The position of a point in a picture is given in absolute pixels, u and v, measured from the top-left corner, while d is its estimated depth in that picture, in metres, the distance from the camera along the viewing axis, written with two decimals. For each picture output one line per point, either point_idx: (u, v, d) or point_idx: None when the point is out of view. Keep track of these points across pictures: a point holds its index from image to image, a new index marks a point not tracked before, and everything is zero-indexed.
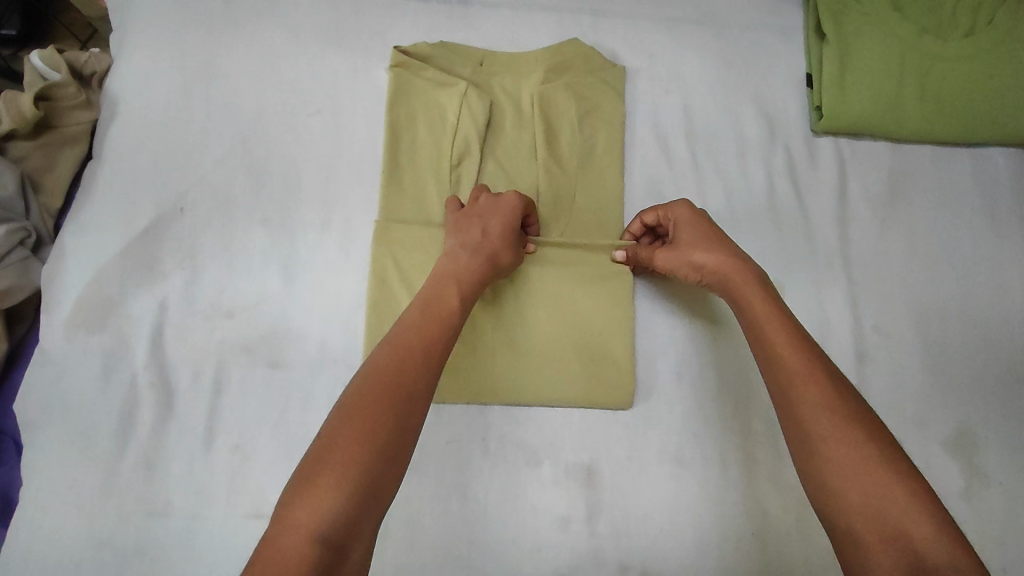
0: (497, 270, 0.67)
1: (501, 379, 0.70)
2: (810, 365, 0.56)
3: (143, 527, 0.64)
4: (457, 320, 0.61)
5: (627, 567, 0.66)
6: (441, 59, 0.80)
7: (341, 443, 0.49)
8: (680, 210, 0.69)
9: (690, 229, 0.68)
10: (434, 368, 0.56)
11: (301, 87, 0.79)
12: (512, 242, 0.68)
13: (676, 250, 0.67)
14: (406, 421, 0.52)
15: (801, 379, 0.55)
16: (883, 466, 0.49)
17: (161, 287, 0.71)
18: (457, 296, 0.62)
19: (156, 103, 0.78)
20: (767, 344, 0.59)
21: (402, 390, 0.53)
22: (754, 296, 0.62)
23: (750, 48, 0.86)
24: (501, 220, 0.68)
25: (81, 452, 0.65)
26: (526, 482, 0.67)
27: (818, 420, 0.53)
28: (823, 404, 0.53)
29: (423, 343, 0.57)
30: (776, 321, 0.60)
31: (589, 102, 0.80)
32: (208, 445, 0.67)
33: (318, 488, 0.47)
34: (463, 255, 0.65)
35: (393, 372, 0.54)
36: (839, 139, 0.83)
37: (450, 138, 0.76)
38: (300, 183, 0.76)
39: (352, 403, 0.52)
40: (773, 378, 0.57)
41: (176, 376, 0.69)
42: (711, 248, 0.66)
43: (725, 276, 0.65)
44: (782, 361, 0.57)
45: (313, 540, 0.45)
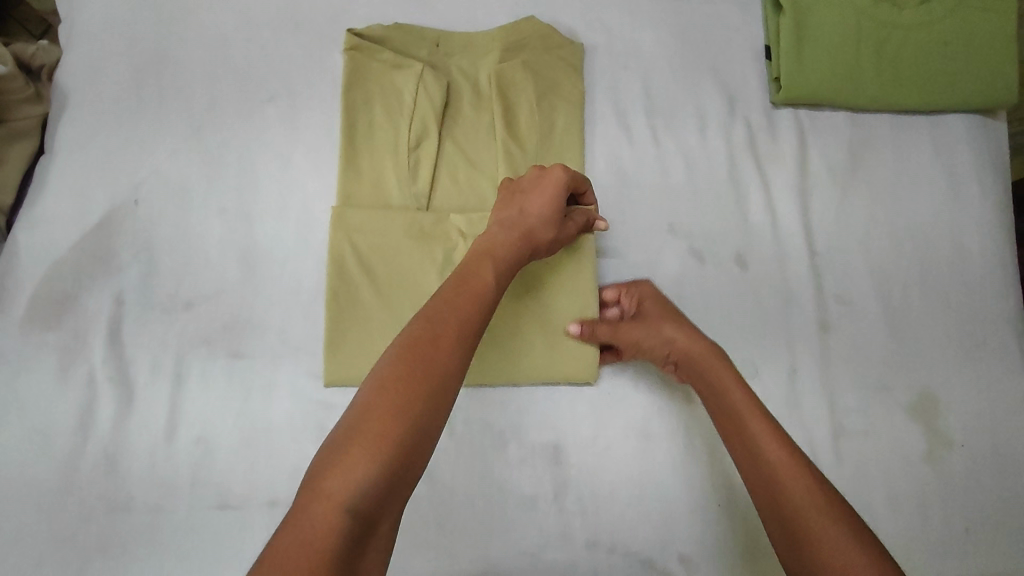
0: (533, 244, 0.65)
1: None
2: (796, 466, 0.54)
3: (106, 523, 0.63)
4: (492, 294, 0.58)
5: (595, 543, 0.66)
6: (396, 41, 0.78)
7: (375, 413, 0.47)
8: (644, 287, 0.71)
9: (656, 307, 0.68)
10: (468, 341, 0.54)
11: (255, 75, 0.78)
12: (553, 219, 0.66)
13: (645, 324, 0.67)
14: (440, 398, 0.50)
15: (793, 480, 0.53)
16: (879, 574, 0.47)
17: (118, 281, 0.70)
18: (492, 269, 0.59)
19: (106, 95, 0.76)
20: (749, 442, 0.57)
21: (436, 366, 0.51)
22: (736, 389, 0.61)
23: (708, 22, 0.85)
24: (543, 196, 0.67)
25: (39, 450, 0.64)
26: (493, 463, 0.67)
27: (805, 519, 0.51)
28: (812, 506, 0.51)
29: (457, 315, 0.54)
30: (759, 417, 0.58)
31: (548, 81, 0.79)
32: (170, 438, 0.66)
33: (350, 456, 0.45)
34: (506, 230, 0.64)
35: (426, 345, 0.52)
36: (799, 110, 0.83)
37: (407, 120, 0.76)
38: (257, 171, 0.75)
39: (385, 372, 0.50)
40: (756, 477, 0.56)
41: (135, 370, 0.68)
42: (680, 329, 0.65)
43: (698, 366, 0.64)
44: (770, 461, 0.55)
45: (343, 510, 0.44)
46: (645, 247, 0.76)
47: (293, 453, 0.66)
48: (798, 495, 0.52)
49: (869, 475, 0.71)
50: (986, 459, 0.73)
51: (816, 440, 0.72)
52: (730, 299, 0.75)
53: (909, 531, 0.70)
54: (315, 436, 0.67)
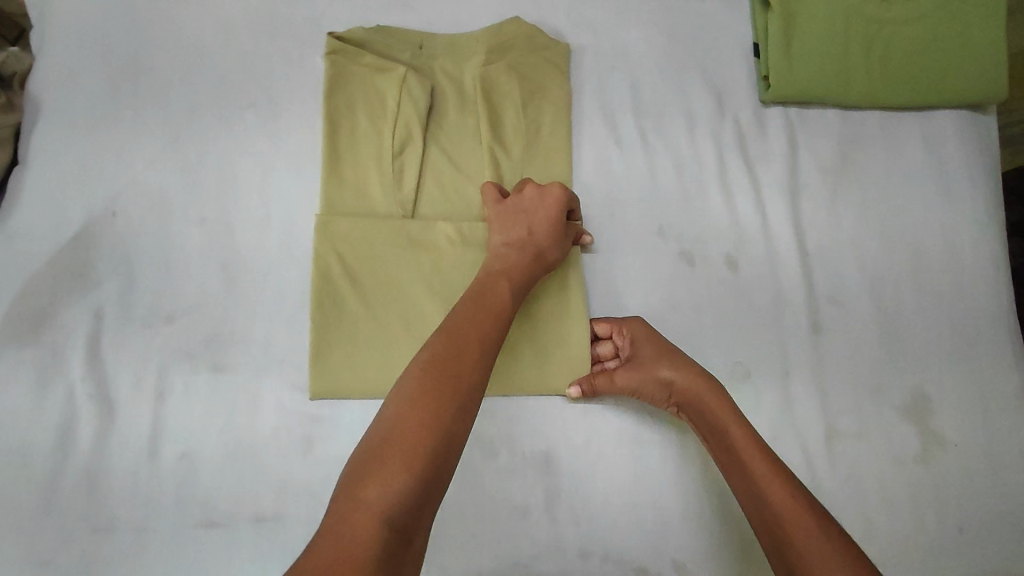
0: (544, 263, 0.67)
1: None
2: (797, 504, 0.55)
3: (88, 544, 0.62)
4: (508, 312, 0.60)
5: (588, 553, 0.66)
6: (378, 44, 0.77)
7: (408, 423, 0.48)
8: (634, 326, 0.69)
9: (649, 346, 0.68)
10: (489, 355, 0.55)
11: (234, 80, 0.76)
12: (560, 238, 0.68)
13: (641, 368, 0.66)
14: (467, 410, 0.51)
15: (798, 524, 0.53)
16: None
17: (96, 295, 0.69)
18: (507, 288, 0.62)
19: (81, 103, 0.74)
20: (750, 482, 0.58)
21: (461, 380, 0.52)
22: (732, 423, 0.62)
23: (696, 20, 0.84)
24: (547, 214, 0.68)
25: (16, 471, 0.63)
26: (483, 474, 0.66)
27: (809, 562, 0.51)
28: (817, 547, 0.52)
29: (478, 331, 0.56)
30: (759, 453, 0.59)
31: (534, 83, 0.78)
32: (153, 455, 0.64)
33: (388, 469, 0.46)
34: (518, 252, 0.66)
35: (452, 360, 0.53)
36: (788, 108, 0.82)
37: (391, 125, 0.74)
38: (237, 180, 0.73)
39: (414, 387, 0.51)
40: (760, 517, 0.56)
41: (115, 386, 0.66)
42: (676, 371, 0.65)
43: (702, 405, 0.64)
44: (772, 503, 0.56)
45: (384, 522, 0.43)
46: (636, 250, 0.75)
47: (278, 468, 0.65)
48: (802, 536, 0.53)
49: (863, 477, 0.71)
50: (978, 457, 0.73)
51: (810, 443, 0.71)
52: (722, 302, 0.74)
53: (904, 533, 0.69)
54: (302, 450, 0.66)
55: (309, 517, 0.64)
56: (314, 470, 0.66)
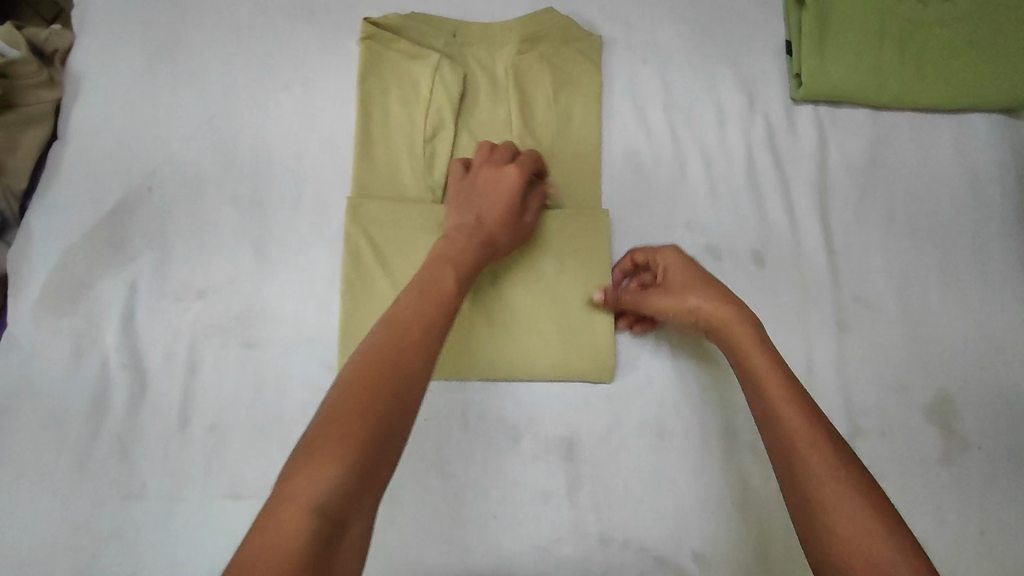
0: (494, 251, 0.65)
1: (477, 355, 0.69)
2: (816, 436, 0.53)
3: (117, 510, 0.63)
4: (456, 297, 0.58)
5: (608, 540, 0.66)
6: (413, 31, 0.78)
7: (341, 410, 0.47)
8: (671, 255, 0.69)
9: (682, 273, 0.67)
10: (433, 343, 0.53)
11: (269, 62, 0.77)
12: (509, 223, 0.67)
13: (673, 294, 0.67)
14: (408, 398, 0.50)
15: (812, 450, 0.52)
16: (892, 547, 0.46)
17: (131, 268, 0.70)
18: (454, 276, 0.59)
19: (121, 81, 0.76)
20: (767, 408, 0.56)
21: (401, 368, 0.50)
22: (753, 349, 0.60)
23: (728, 16, 0.84)
24: (499, 201, 0.67)
25: (51, 436, 0.65)
26: (505, 457, 0.67)
27: (820, 487, 0.50)
28: (829, 475, 0.50)
29: (421, 314, 0.54)
30: (782, 383, 0.57)
31: (565, 74, 0.78)
32: (183, 427, 0.66)
33: (316, 460, 0.44)
34: (466, 230, 0.64)
35: (392, 346, 0.51)
36: (819, 107, 0.82)
37: (423, 111, 0.75)
38: (270, 159, 0.74)
39: (350, 377, 0.49)
40: (775, 439, 0.54)
41: (148, 358, 0.68)
42: (703, 300, 0.65)
43: (732, 344, 0.63)
44: (789, 433, 0.53)
45: (311, 511, 0.42)
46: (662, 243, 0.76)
47: None
48: (818, 466, 0.51)
49: (884, 476, 0.71)
50: (1002, 462, 0.73)
51: None
52: (747, 297, 0.75)
53: (923, 532, 0.69)
54: None
55: None
56: None
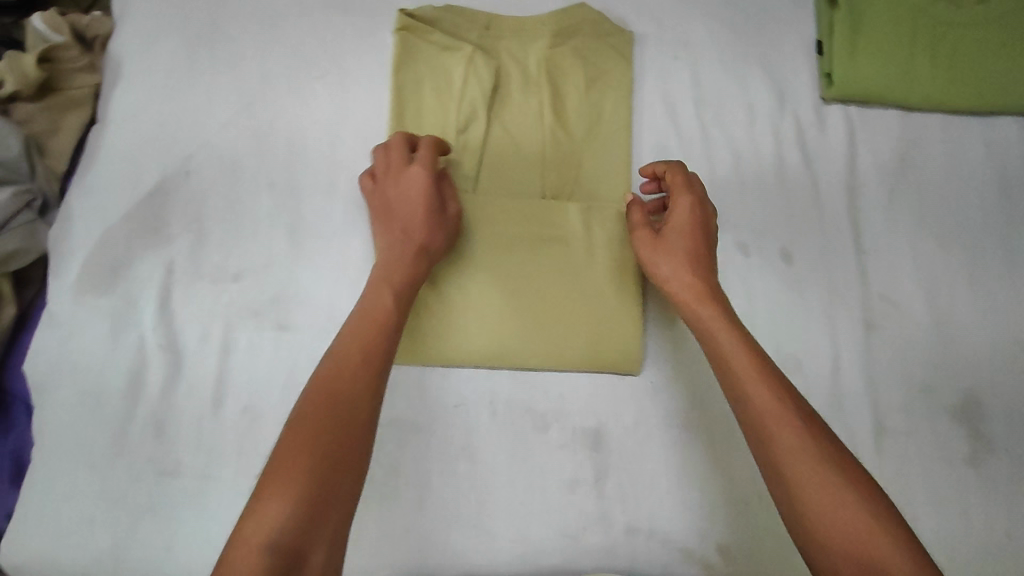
0: (430, 256, 0.65)
1: (449, 340, 0.69)
2: (785, 414, 0.53)
3: (154, 486, 0.65)
4: (396, 317, 0.60)
5: (634, 530, 0.67)
6: (447, 23, 0.79)
7: (285, 451, 0.49)
8: (685, 206, 0.67)
9: (681, 230, 0.66)
10: (373, 367, 0.55)
11: (305, 51, 0.78)
12: (435, 223, 0.66)
13: (659, 245, 0.67)
14: (351, 420, 0.51)
15: (781, 428, 0.52)
16: (863, 510, 0.48)
17: (168, 251, 0.71)
18: (390, 294, 0.61)
19: (161, 66, 0.77)
20: (735, 389, 0.56)
21: (341, 396, 0.52)
22: (719, 332, 0.60)
23: (759, 15, 0.85)
24: (417, 207, 0.66)
25: (91, 412, 0.67)
26: (533, 446, 0.68)
27: (791, 459, 0.51)
28: (803, 453, 0.51)
29: (362, 348, 0.56)
30: (745, 356, 0.57)
31: (597, 68, 0.79)
32: (217, 407, 0.67)
33: (265, 499, 0.46)
34: (397, 249, 0.64)
35: (333, 378, 0.53)
36: (849, 107, 0.82)
37: (457, 102, 0.76)
38: (305, 147, 0.75)
39: (294, 417, 0.51)
40: (746, 421, 0.55)
41: (184, 338, 0.69)
42: (680, 261, 0.65)
43: (695, 316, 0.62)
44: (759, 414, 0.54)
45: (264, 549, 0.44)
46: None
47: None
48: (787, 444, 0.52)
49: (909, 475, 0.71)
50: None
51: (858, 439, 0.71)
52: (773, 294, 0.75)
53: (948, 532, 0.69)
54: None
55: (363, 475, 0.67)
56: None
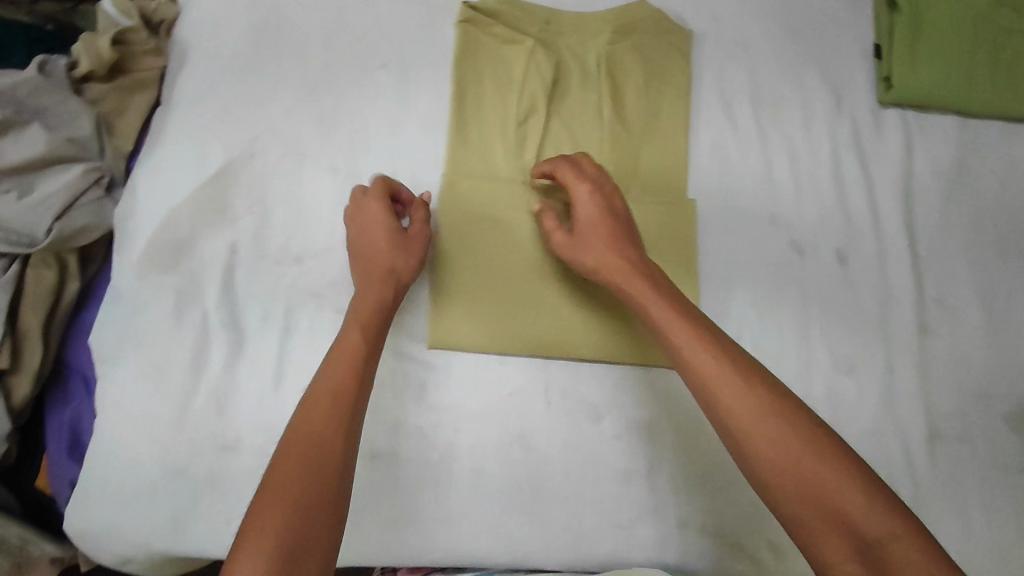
0: (399, 277, 0.65)
1: (451, 325, 0.70)
2: (726, 373, 0.55)
3: (216, 460, 0.67)
4: (367, 353, 0.60)
5: (686, 523, 0.69)
6: (509, 17, 0.80)
7: (259, 506, 0.50)
8: (584, 192, 0.68)
9: (591, 218, 0.67)
10: (344, 407, 0.56)
11: (368, 40, 0.79)
12: (397, 243, 0.66)
13: (576, 242, 0.67)
14: (323, 462, 0.52)
15: (722, 386, 0.55)
16: (813, 457, 0.51)
17: (232, 231, 0.72)
18: (358, 328, 0.61)
19: (226, 49, 0.77)
20: (681, 355, 0.58)
21: (310, 440, 0.53)
22: (656, 302, 0.61)
23: (818, 17, 0.85)
24: (377, 232, 0.67)
25: (154, 386, 0.68)
26: (588, 437, 0.70)
27: (739, 420, 0.53)
28: (747, 407, 0.53)
29: (333, 394, 0.57)
30: (680, 324, 0.59)
31: (656, 65, 0.79)
32: (277, 385, 0.69)
33: (243, 554, 0.47)
34: (364, 281, 0.65)
35: (303, 426, 0.54)
36: (906, 111, 0.82)
37: (517, 94, 0.77)
38: (367, 134, 0.76)
39: (269, 470, 0.52)
40: (693, 385, 0.57)
41: (246, 318, 0.70)
42: (602, 249, 0.66)
43: (627, 293, 0.63)
44: (703, 376, 0.56)
45: None
46: (746, 236, 0.76)
47: (393, 411, 0.69)
48: (734, 403, 0.54)
49: (963, 480, 0.71)
50: None
51: (911, 442, 0.71)
52: (827, 295, 0.75)
53: (1002, 539, 0.69)
54: (416, 394, 0.69)
55: (420, 459, 0.68)
56: (425, 416, 0.69)
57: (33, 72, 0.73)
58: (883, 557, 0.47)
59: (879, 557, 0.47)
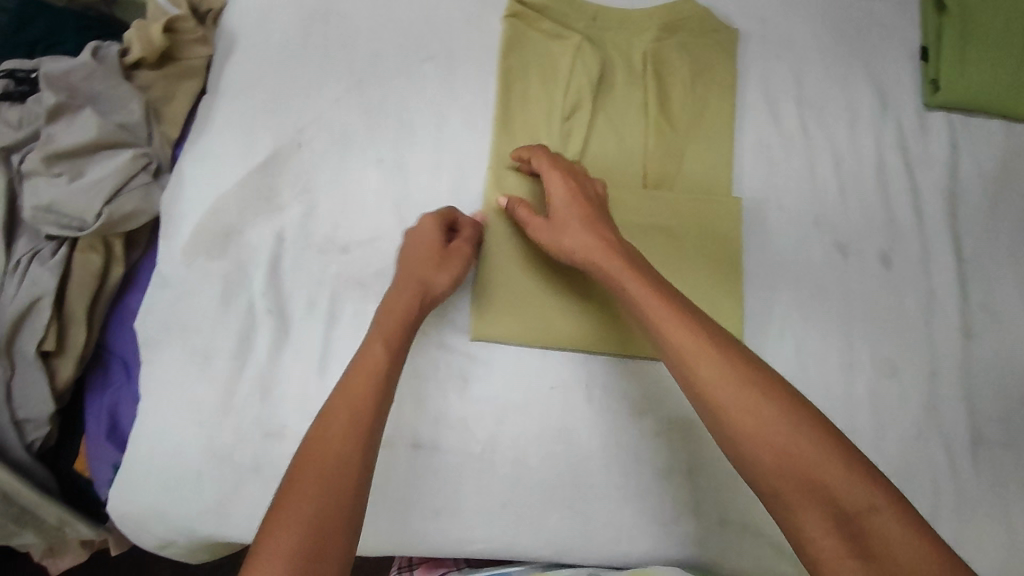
0: (429, 293, 0.66)
1: (499, 321, 0.71)
2: (700, 346, 0.54)
3: (260, 446, 0.67)
4: (388, 372, 0.60)
5: (727, 522, 0.69)
6: (556, 11, 0.80)
7: (273, 525, 0.49)
8: (557, 177, 0.68)
9: (567, 202, 0.67)
10: (363, 426, 0.55)
11: (416, 33, 0.79)
12: (436, 260, 0.67)
13: (549, 228, 0.66)
14: (339, 480, 0.52)
15: (697, 359, 0.54)
16: (791, 428, 0.50)
17: (279, 219, 0.73)
18: (380, 345, 0.61)
19: (276, 39, 0.78)
20: (655, 330, 0.58)
21: (326, 457, 0.53)
22: (631, 277, 0.61)
23: (865, 18, 0.84)
24: (421, 244, 0.68)
25: (201, 371, 0.69)
26: (630, 433, 0.70)
27: (715, 392, 0.52)
28: (721, 380, 0.53)
29: (350, 409, 0.56)
30: (656, 297, 0.59)
31: (702, 63, 0.79)
32: (322, 373, 0.69)
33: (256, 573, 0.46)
34: (398, 292, 0.66)
35: (318, 442, 0.54)
36: (952, 114, 0.82)
37: (563, 89, 0.77)
38: (413, 126, 0.76)
39: (283, 487, 0.51)
40: (668, 359, 0.56)
41: (292, 305, 0.71)
42: (579, 230, 0.65)
43: (604, 268, 0.63)
44: (678, 350, 0.55)
45: None
46: (790, 236, 0.76)
47: (437, 402, 0.70)
48: (708, 375, 0.53)
49: (1006, 485, 0.70)
50: None
51: (953, 446, 0.71)
52: (870, 297, 0.75)
53: None
54: (459, 385, 0.70)
55: (463, 450, 0.69)
56: (468, 407, 0.70)
57: (88, 56, 0.75)
58: (862, 531, 0.46)
59: (859, 529, 0.46)
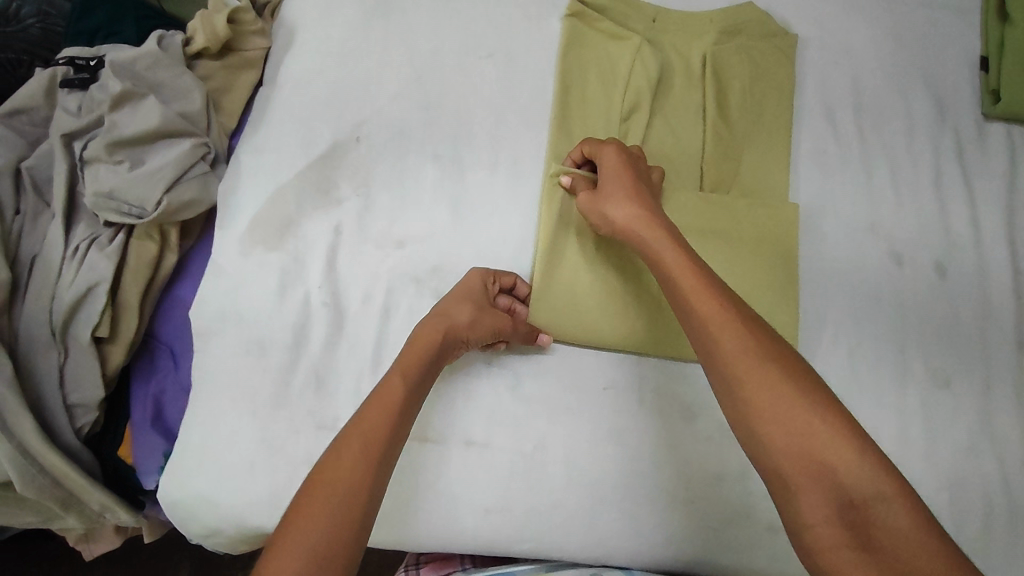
0: (451, 329, 0.64)
1: (556, 318, 0.71)
2: (728, 318, 0.53)
3: (313, 438, 0.67)
4: (409, 406, 0.59)
5: (776, 528, 0.68)
6: (616, 12, 0.80)
7: (277, 550, 0.49)
8: (610, 150, 0.67)
9: (615, 174, 0.66)
10: (379, 457, 0.55)
11: (475, 30, 0.79)
12: (468, 299, 0.66)
13: (598, 198, 0.66)
14: (348, 510, 0.51)
15: (724, 330, 0.52)
16: (806, 410, 0.48)
17: (336, 212, 0.73)
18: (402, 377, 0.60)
19: (336, 32, 0.78)
20: (680, 299, 0.56)
21: (337, 484, 0.52)
22: (668, 251, 0.59)
23: (925, 26, 0.84)
24: (460, 285, 0.68)
25: (257, 360, 0.69)
26: (682, 437, 0.70)
27: (736, 365, 0.50)
28: (744, 353, 0.51)
29: (364, 437, 0.55)
30: (688, 270, 0.57)
31: (761, 68, 0.79)
32: (376, 367, 0.69)
33: None
34: (426, 323, 0.65)
35: (331, 466, 0.53)
36: (1011, 126, 0.81)
37: (622, 89, 0.77)
38: (471, 122, 0.76)
39: (290, 512, 0.51)
40: (689, 328, 0.55)
41: (347, 299, 0.71)
42: (623, 200, 0.63)
43: (641, 240, 0.61)
44: (701, 320, 0.54)
45: None
46: (844, 244, 0.76)
47: (489, 399, 0.70)
48: (731, 347, 0.51)
49: None
50: None
51: (1007, 460, 0.70)
52: (925, 307, 0.74)
53: None
54: (510, 384, 0.70)
55: (515, 448, 0.68)
56: (520, 406, 0.70)
57: (153, 45, 0.76)
58: (864, 521, 0.44)
59: (862, 518, 0.44)
